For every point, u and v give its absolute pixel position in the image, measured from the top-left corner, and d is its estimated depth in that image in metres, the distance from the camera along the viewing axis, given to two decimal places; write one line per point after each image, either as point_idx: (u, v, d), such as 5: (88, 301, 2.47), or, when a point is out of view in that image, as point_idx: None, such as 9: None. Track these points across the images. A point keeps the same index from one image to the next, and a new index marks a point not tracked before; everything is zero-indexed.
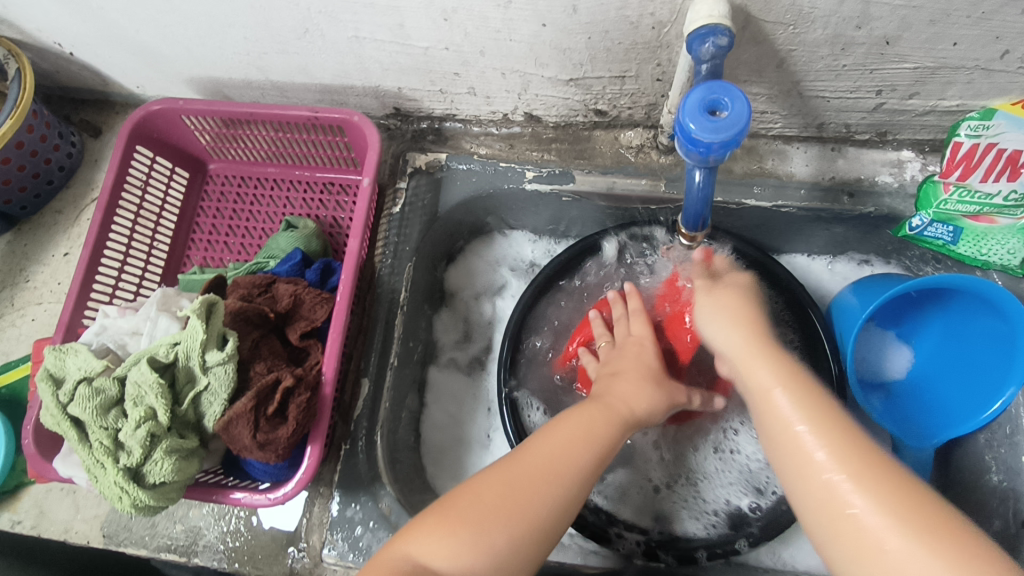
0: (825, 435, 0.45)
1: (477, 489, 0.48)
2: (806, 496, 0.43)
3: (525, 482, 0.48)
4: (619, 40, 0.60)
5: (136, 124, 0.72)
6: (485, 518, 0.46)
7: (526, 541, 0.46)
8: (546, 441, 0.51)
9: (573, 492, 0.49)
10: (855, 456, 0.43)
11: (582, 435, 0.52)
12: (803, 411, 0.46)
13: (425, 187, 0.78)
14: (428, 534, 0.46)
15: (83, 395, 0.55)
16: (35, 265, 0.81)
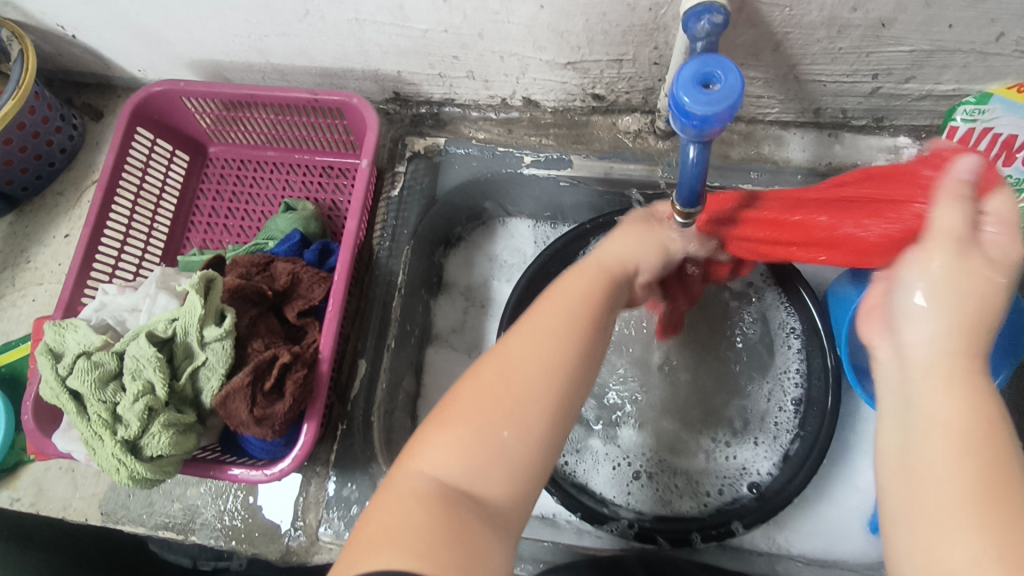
0: (971, 451, 0.33)
1: (471, 403, 0.43)
2: (906, 509, 0.34)
3: (527, 370, 0.43)
4: (616, 23, 0.60)
5: (137, 105, 0.72)
6: (485, 419, 0.42)
7: (537, 431, 0.42)
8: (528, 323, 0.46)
9: (571, 365, 0.44)
10: (995, 481, 0.32)
11: (573, 304, 0.47)
12: (965, 407, 0.34)
13: (424, 171, 0.78)
14: (438, 450, 0.42)
15: (81, 368, 0.56)
16: (36, 246, 0.81)
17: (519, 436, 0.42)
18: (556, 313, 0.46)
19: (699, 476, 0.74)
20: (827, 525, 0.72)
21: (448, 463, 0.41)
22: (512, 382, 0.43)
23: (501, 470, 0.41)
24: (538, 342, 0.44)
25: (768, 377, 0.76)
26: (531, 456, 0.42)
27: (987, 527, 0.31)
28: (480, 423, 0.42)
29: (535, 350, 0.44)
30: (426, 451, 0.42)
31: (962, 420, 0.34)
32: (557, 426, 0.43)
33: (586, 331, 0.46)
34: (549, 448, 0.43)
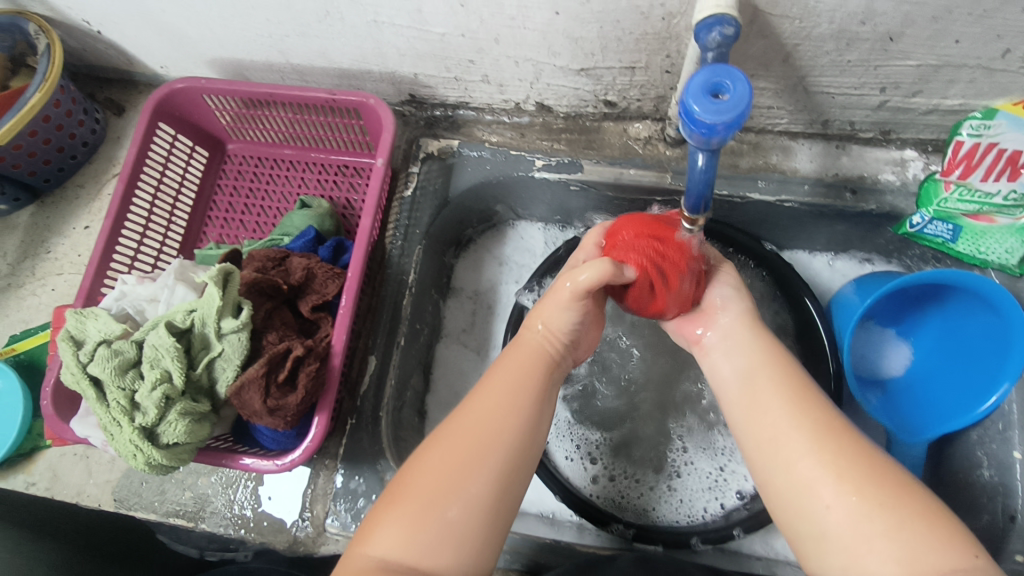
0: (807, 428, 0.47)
1: (412, 478, 0.47)
2: (811, 534, 0.44)
3: (461, 454, 0.47)
4: (630, 31, 0.62)
5: (159, 101, 0.74)
6: (421, 497, 0.46)
7: (476, 516, 0.46)
8: (470, 410, 0.50)
9: (510, 450, 0.48)
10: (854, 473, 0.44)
11: (504, 396, 0.51)
12: (791, 400, 0.50)
13: (437, 172, 0.80)
14: (383, 530, 0.45)
15: (102, 355, 0.57)
16: (56, 237, 0.83)
17: (461, 519, 0.45)
18: (484, 405, 0.50)
19: (701, 479, 0.75)
20: None
21: (397, 537, 0.44)
22: (447, 465, 0.47)
23: (442, 548, 0.44)
24: (471, 431, 0.48)
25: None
26: (474, 537, 0.45)
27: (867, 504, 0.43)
28: (424, 503, 0.45)
29: (468, 436, 0.48)
30: (375, 533, 0.45)
31: (815, 439, 0.46)
32: (502, 514, 0.47)
33: (517, 414, 0.50)
34: (490, 533, 0.46)
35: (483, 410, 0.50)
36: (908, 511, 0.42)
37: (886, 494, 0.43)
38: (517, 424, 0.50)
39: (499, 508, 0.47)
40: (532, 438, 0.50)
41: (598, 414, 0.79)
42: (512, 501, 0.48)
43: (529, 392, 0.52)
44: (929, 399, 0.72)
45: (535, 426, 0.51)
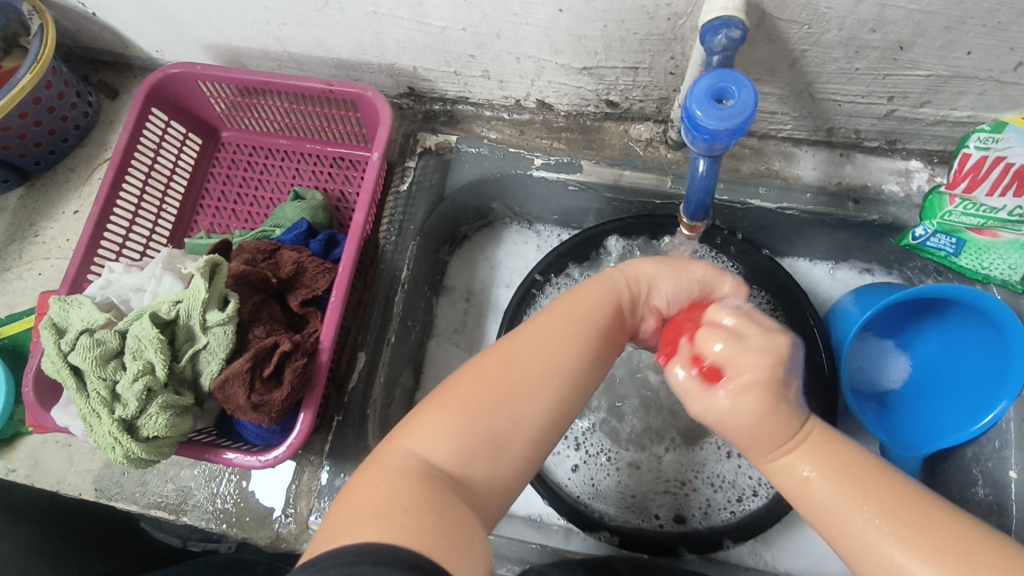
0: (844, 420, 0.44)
1: (457, 389, 0.46)
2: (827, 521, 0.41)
3: (529, 374, 0.46)
4: (634, 30, 0.60)
5: (152, 87, 0.73)
6: (465, 407, 0.45)
7: (527, 435, 0.45)
8: (544, 329, 0.48)
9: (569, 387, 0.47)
10: (867, 473, 0.41)
11: (580, 325, 0.49)
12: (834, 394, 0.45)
13: (434, 167, 0.78)
14: (426, 428, 0.45)
15: (84, 345, 0.56)
16: (45, 221, 0.82)
17: (513, 432, 0.45)
18: (559, 329, 0.48)
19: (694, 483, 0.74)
20: (814, 544, 0.72)
21: (439, 443, 0.44)
22: (511, 380, 0.46)
23: (480, 462, 0.44)
24: (538, 352, 0.47)
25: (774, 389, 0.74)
26: (517, 452, 0.45)
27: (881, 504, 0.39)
28: (474, 415, 0.45)
29: (538, 357, 0.47)
30: (419, 431, 0.45)
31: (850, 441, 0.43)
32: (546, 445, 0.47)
33: (591, 346, 0.49)
34: (533, 453, 0.46)
35: (559, 331, 0.48)
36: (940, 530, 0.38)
37: (909, 501, 0.39)
38: (583, 355, 0.48)
39: (548, 434, 0.47)
40: (596, 370, 0.50)
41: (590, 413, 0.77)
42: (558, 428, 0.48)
43: (604, 332, 0.49)
44: (923, 414, 0.71)
45: (601, 362, 0.50)
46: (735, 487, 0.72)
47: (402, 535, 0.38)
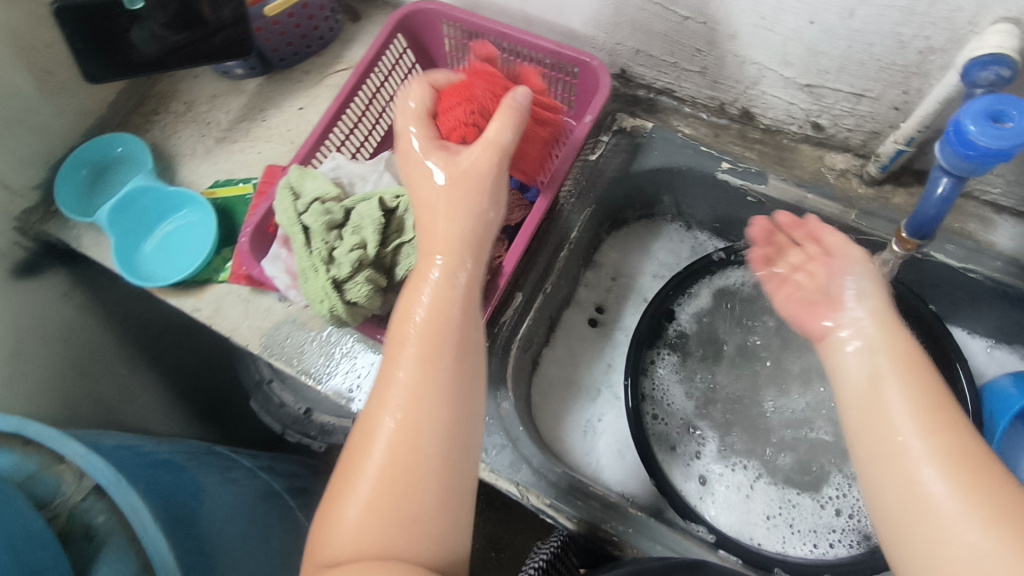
0: (909, 383, 0.46)
1: (349, 478, 0.47)
2: (890, 493, 0.43)
3: (405, 427, 0.47)
4: (878, 57, 0.62)
5: (403, 17, 0.83)
6: (363, 491, 0.46)
7: (434, 480, 0.46)
8: (391, 379, 0.49)
9: (448, 408, 0.48)
10: (940, 415, 0.44)
11: (431, 344, 0.50)
12: (902, 370, 0.47)
13: (624, 147, 0.83)
14: (333, 533, 0.45)
15: (316, 210, 0.64)
16: (273, 110, 0.93)
17: (436, 486, 0.46)
18: (410, 361, 0.49)
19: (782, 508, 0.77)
20: None
21: (350, 541, 0.44)
22: (392, 446, 0.47)
23: (394, 534, 0.44)
24: (402, 405, 0.48)
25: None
26: (450, 497, 0.47)
27: (936, 435, 0.43)
28: (376, 491, 0.45)
29: (404, 408, 0.48)
30: (327, 540, 0.45)
31: (919, 418, 0.44)
32: (458, 467, 0.48)
33: (454, 353, 0.50)
34: (454, 483, 0.47)
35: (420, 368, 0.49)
36: (992, 496, 0.40)
37: (973, 470, 0.41)
38: (450, 372, 0.50)
39: (455, 456, 0.48)
40: (470, 368, 0.51)
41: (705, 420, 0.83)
42: (471, 426, 0.50)
43: (455, 333, 0.51)
44: None
45: (471, 357, 0.51)
46: (815, 534, 0.75)
47: None
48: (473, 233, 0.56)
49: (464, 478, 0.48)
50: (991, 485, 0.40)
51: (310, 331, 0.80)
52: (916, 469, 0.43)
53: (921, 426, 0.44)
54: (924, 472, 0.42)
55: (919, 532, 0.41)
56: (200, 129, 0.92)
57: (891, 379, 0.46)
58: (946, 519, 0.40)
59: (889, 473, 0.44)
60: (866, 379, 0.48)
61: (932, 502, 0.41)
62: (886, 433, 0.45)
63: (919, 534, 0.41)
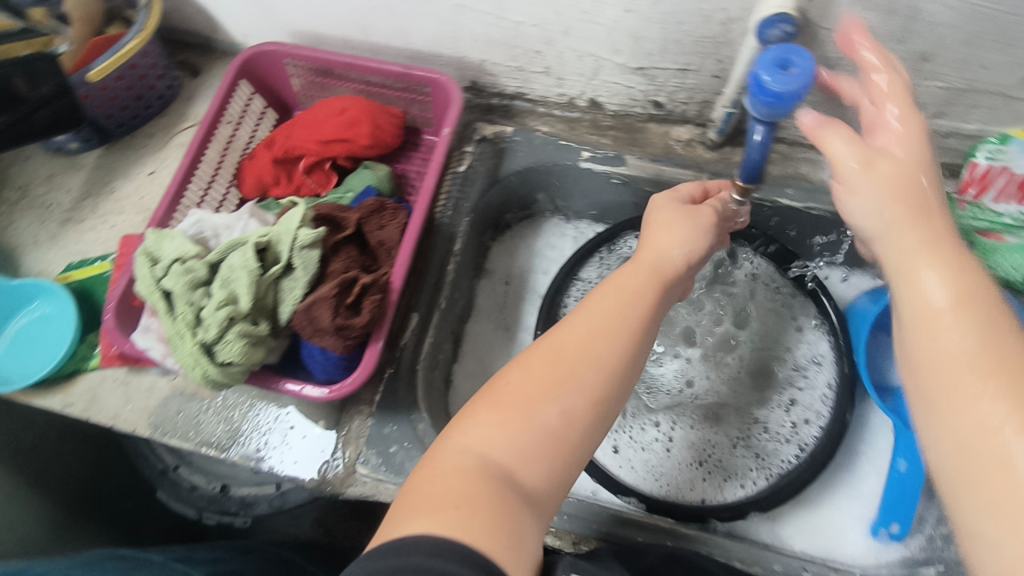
0: (967, 313, 0.44)
1: (513, 385, 0.51)
2: (950, 433, 0.42)
3: (577, 369, 0.51)
4: (690, 33, 0.68)
5: (244, 61, 0.81)
6: (522, 404, 0.50)
7: (579, 425, 0.50)
8: (581, 321, 0.54)
9: (615, 371, 0.52)
10: (1005, 354, 0.42)
11: (618, 311, 0.54)
12: (957, 299, 0.44)
13: (489, 154, 0.86)
14: (483, 430, 0.49)
15: (176, 271, 0.61)
16: (121, 179, 0.87)
17: (562, 431, 0.49)
18: (594, 317, 0.54)
19: (707, 458, 0.80)
20: (830, 528, 0.78)
21: (496, 444, 0.48)
22: (560, 377, 0.50)
23: (534, 462, 0.48)
24: (584, 347, 0.52)
25: (792, 388, 0.83)
26: (566, 448, 0.49)
27: (998, 366, 0.41)
28: (524, 411, 0.49)
29: (583, 350, 0.52)
30: (469, 430, 0.49)
31: (983, 361, 0.42)
32: (598, 428, 0.51)
33: (638, 326, 0.54)
34: (586, 439, 0.51)
35: (597, 328, 0.53)
36: None
37: None
38: (629, 331, 0.53)
39: (600, 417, 0.51)
40: (644, 337, 0.54)
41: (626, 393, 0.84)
42: (624, 393, 0.53)
43: (645, 308, 0.54)
44: None
45: (646, 338, 0.54)
46: (743, 474, 0.79)
47: (465, 534, 0.41)
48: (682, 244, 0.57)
49: (596, 439, 0.52)
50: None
51: (201, 400, 0.75)
52: (977, 401, 0.41)
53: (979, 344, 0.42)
54: (989, 404, 0.41)
55: (978, 465, 0.41)
56: (41, 214, 0.85)
57: (945, 300, 0.44)
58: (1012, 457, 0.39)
59: (952, 411, 0.42)
60: (933, 301, 0.45)
61: (995, 436, 0.40)
62: (942, 358, 0.43)
63: (980, 467, 0.41)
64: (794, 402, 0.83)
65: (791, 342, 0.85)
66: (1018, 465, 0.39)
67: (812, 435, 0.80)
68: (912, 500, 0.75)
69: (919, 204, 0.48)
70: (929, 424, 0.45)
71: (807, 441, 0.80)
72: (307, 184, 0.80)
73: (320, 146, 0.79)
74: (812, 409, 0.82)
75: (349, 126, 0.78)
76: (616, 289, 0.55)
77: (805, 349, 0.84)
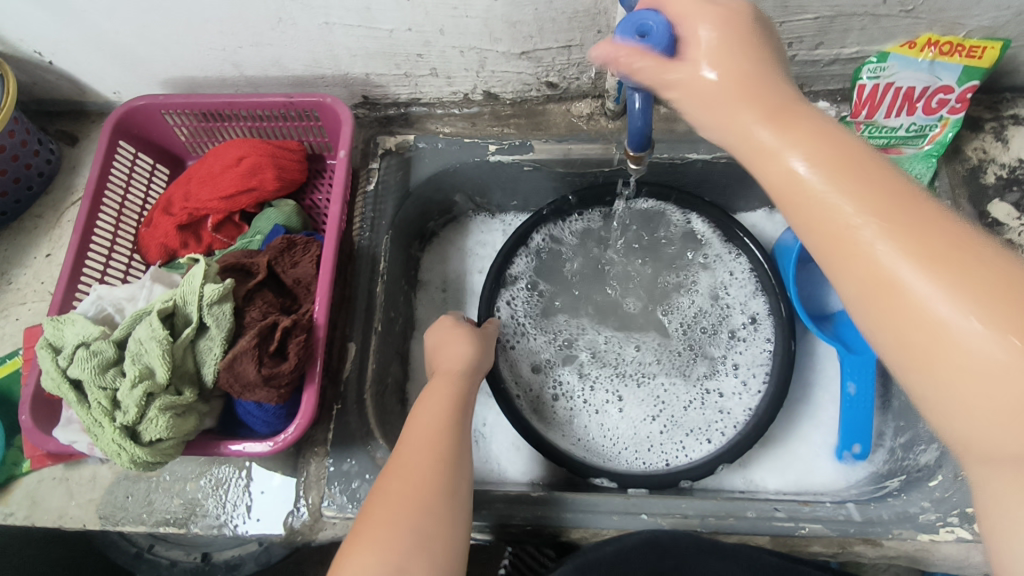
0: (852, 181, 0.40)
1: (371, 505, 0.54)
2: (890, 328, 0.39)
3: (417, 467, 0.55)
4: (562, 9, 0.68)
5: (118, 120, 0.76)
6: (383, 516, 0.52)
7: (437, 513, 0.53)
8: (410, 430, 0.60)
9: (451, 455, 0.57)
10: (904, 209, 0.39)
11: (439, 413, 0.61)
12: (839, 174, 0.41)
13: (396, 166, 0.83)
14: (355, 556, 0.50)
15: (81, 357, 0.57)
16: (17, 268, 0.82)
17: (427, 527, 0.52)
18: (419, 424, 0.60)
19: (666, 420, 0.81)
20: (799, 460, 0.80)
21: (370, 560, 0.49)
22: (406, 480, 0.54)
23: (412, 560, 0.50)
24: (416, 448, 0.57)
25: (735, 347, 0.84)
26: (436, 538, 0.51)
27: (882, 212, 0.39)
28: (387, 521, 0.52)
29: (416, 451, 0.57)
30: (344, 562, 0.50)
31: (886, 228, 0.38)
32: (458, 509, 0.55)
33: (454, 419, 0.61)
34: (450, 523, 0.53)
35: (424, 431, 0.59)
36: (988, 285, 0.36)
37: (951, 253, 0.37)
38: (450, 426, 0.60)
39: (454, 500, 0.55)
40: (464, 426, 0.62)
41: (576, 361, 0.86)
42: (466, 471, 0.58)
43: (459, 408, 0.63)
44: None
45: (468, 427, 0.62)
46: (704, 430, 0.80)
47: None
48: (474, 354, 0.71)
49: (461, 520, 0.54)
50: (941, 241, 0.37)
51: (148, 479, 0.72)
52: (876, 250, 0.38)
53: (857, 195, 0.40)
54: (886, 252, 0.38)
55: (921, 346, 0.38)
56: None
57: (814, 171, 0.41)
58: (947, 323, 0.36)
59: (883, 305, 0.39)
60: (803, 177, 0.42)
61: (926, 310, 0.37)
62: (833, 223, 0.40)
63: (925, 352, 0.37)
64: (737, 364, 0.83)
65: (731, 297, 0.86)
66: (958, 336, 0.36)
67: (760, 383, 0.81)
68: (869, 422, 0.77)
69: (762, 79, 0.45)
70: (848, 296, 0.41)
71: (753, 397, 0.81)
72: (220, 241, 0.78)
73: (225, 202, 0.76)
74: (758, 364, 0.82)
75: (251, 174, 0.75)
76: (424, 401, 0.63)
77: (746, 304, 0.85)
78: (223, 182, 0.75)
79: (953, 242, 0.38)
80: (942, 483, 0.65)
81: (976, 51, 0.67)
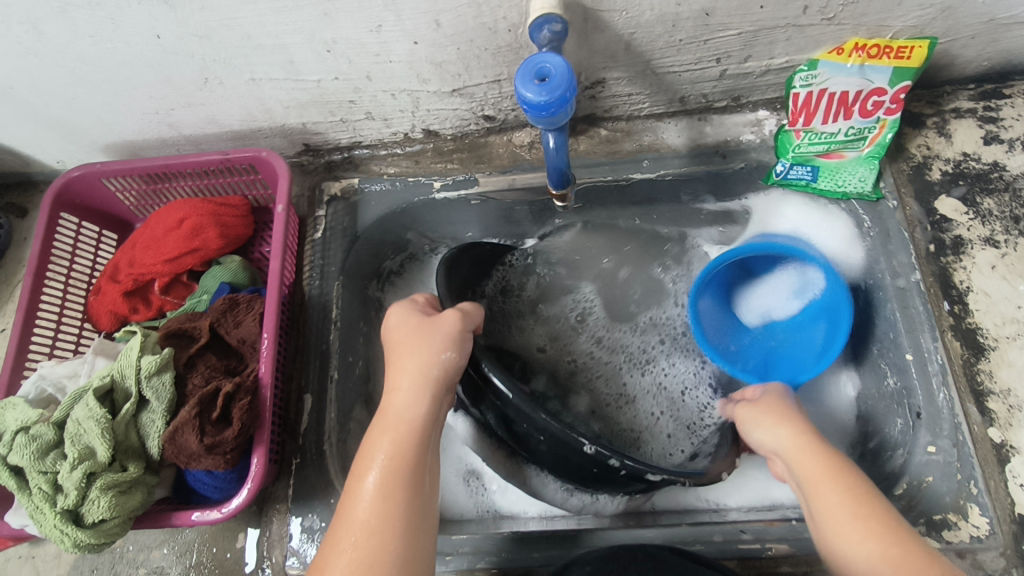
0: (841, 474, 0.56)
1: None
2: (834, 542, 0.53)
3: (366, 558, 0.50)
4: (484, 47, 0.67)
5: (57, 193, 0.76)
6: None
7: None
8: (357, 501, 0.53)
9: (406, 533, 0.52)
10: (869, 501, 0.53)
11: (389, 476, 0.54)
12: (836, 473, 0.56)
13: (343, 211, 0.83)
14: None
15: (20, 443, 0.57)
16: None
17: None
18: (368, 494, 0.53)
19: (676, 398, 0.86)
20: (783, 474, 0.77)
21: None
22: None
23: None
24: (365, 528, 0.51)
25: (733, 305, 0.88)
26: None
27: (853, 496, 0.54)
28: None
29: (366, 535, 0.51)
30: None
31: (850, 495, 0.54)
32: None
33: (407, 482, 0.54)
34: None
35: (372, 505, 0.52)
36: (908, 547, 0.49)
37: (879, 510, 0.53)
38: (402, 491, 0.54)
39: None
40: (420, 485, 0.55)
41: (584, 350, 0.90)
42: (422, 542, 0.53)
43: (413, 461, 0.56)
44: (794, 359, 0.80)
45: (423, 479, 0.56)
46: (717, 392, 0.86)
47: None
48: (428, 364, 0.60)
49: None
50: (882, 512, 0.52)
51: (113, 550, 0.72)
52: (837, 509, 0.54)
53: (837, 479, 0.56)
54: (844, 510, 0.53)
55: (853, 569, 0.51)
56: None
57: (825, 471, 0.56)
58: (869, 561, 0.50)
59: (837, 537, 0.53)
60: (812, 472, 0.57)
61: (858, 549, 0.51)
62: (818, 491, 0.56)
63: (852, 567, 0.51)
64: None
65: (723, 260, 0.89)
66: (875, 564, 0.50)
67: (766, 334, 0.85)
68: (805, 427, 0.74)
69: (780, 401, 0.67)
70: (813, 507, 0.56)
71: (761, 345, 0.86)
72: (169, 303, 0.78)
73: (169, 264, 0.75)
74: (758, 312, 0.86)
75: (194, 235, 0.75)
76: (370, 458, 0.55)
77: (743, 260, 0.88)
78: (165, 244, 0.76)
79: (887, 513, 0.52)
80: (906, 492, 0.66)
81: (904, 51, 0.66)
